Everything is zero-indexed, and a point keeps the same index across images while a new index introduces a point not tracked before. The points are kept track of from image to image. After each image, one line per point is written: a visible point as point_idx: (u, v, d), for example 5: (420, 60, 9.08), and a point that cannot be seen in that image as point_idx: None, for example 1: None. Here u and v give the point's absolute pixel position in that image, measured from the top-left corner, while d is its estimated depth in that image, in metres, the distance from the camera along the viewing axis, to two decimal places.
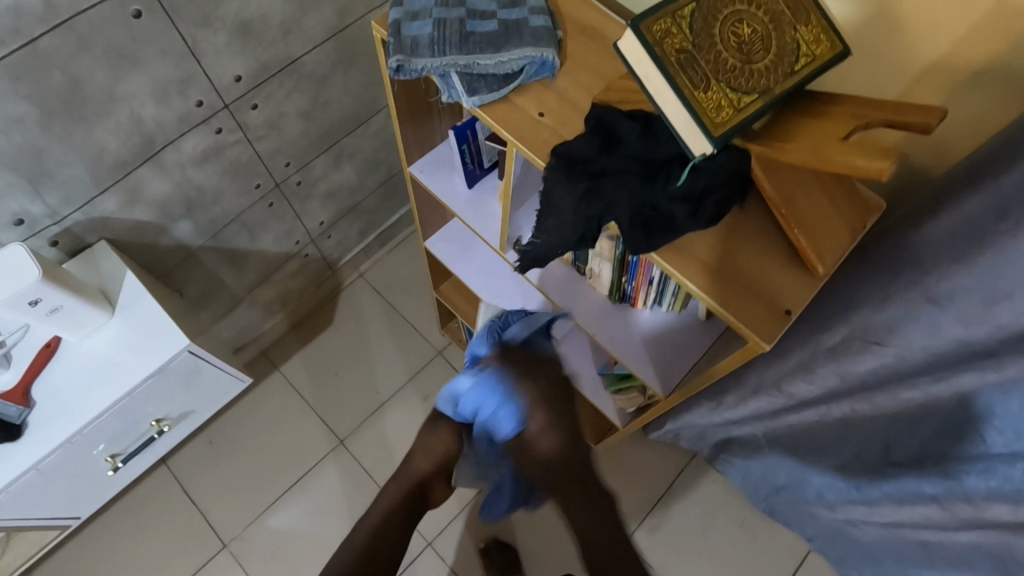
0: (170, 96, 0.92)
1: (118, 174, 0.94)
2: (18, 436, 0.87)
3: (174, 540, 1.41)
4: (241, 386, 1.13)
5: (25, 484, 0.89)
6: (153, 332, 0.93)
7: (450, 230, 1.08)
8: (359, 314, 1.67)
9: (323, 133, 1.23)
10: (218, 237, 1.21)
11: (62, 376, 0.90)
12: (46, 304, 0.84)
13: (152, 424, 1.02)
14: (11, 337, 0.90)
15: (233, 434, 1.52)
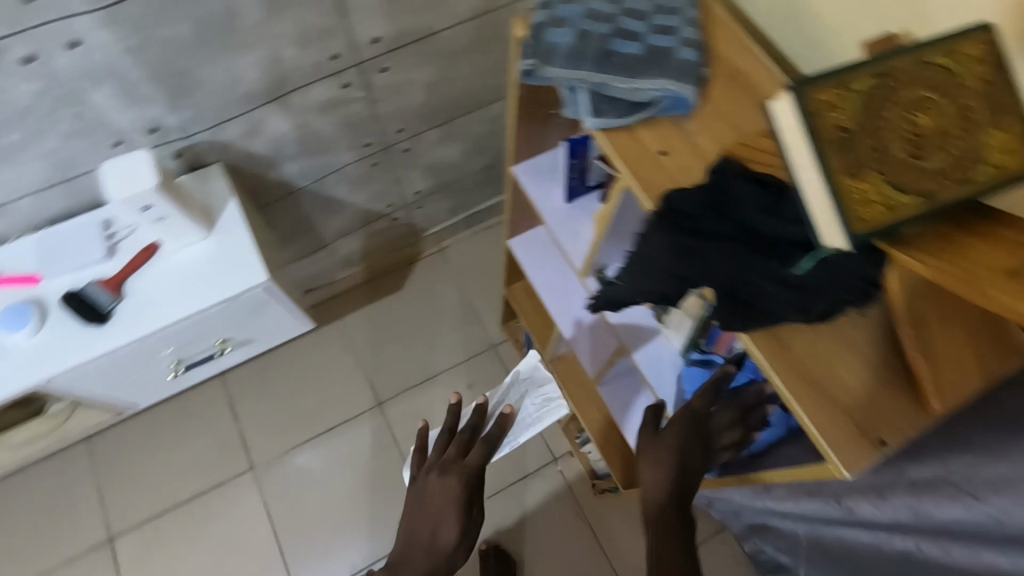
0: (310, 44, 0.96)
1: (246, 106, 0.99)
2: (105, 321, 0.94)
3: (211, 449, 1.51)
4: (300, 328, 1.18)
5: (97, 368, 0.96)
6: (240, 261, 0.98)
7: (533, 237, 1.06)
8: (429, 286, 1.70)
9: (441, 107, 1.25)
10: (320, 183, 1.26)
11: (154, 277, 0.97)
12: (154, 211, 0.90)
13: (216, 343, 1.08)
14: (121, 232, 0.97)
15: (287, 367, 1.60)
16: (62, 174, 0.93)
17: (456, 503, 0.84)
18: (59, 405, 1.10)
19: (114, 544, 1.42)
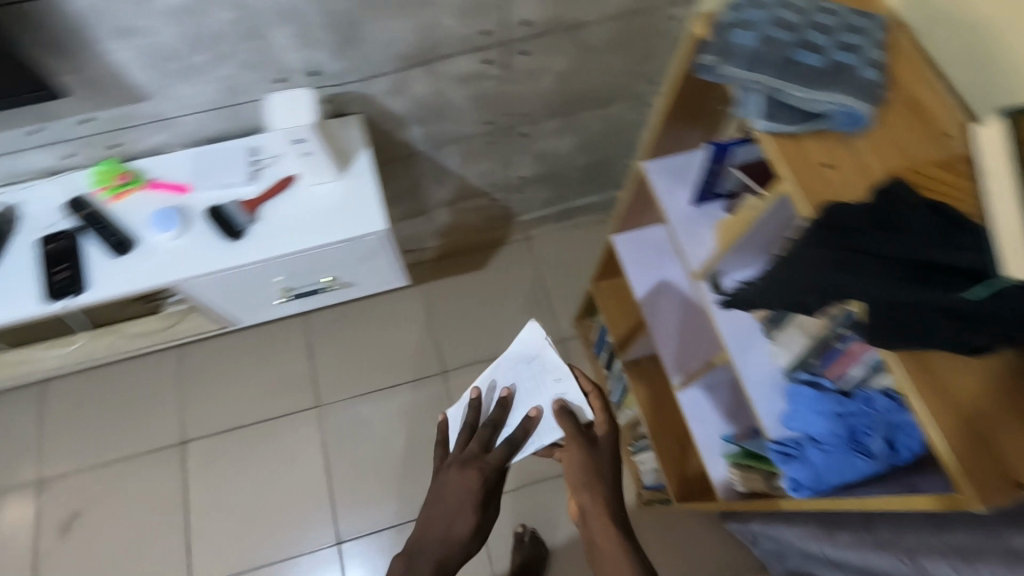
0: (468, 17, 1.01)
1: (396, 66, 1.06)
2: (238, 238, 1.01)
3: (283, 380, 1.60)
4: (396, 282, 1.24)
5: (222, 278, 1.03)
6: (365, 207, 1.05)
7: (644, 235, 1.10)
8: (510, 270, 1.75)
9: (566, 99, 1.29)
10: (436, 151, 1.32)
11: (287, 206, 1.04)
12: (303, 146, 0.97)
13: (324, 280, 1.15)
14: (266, 160, 1.05)
15: (365, 319, 1.67)
16: (226, 99, 1.01)
17: (475, 496, 0.89)
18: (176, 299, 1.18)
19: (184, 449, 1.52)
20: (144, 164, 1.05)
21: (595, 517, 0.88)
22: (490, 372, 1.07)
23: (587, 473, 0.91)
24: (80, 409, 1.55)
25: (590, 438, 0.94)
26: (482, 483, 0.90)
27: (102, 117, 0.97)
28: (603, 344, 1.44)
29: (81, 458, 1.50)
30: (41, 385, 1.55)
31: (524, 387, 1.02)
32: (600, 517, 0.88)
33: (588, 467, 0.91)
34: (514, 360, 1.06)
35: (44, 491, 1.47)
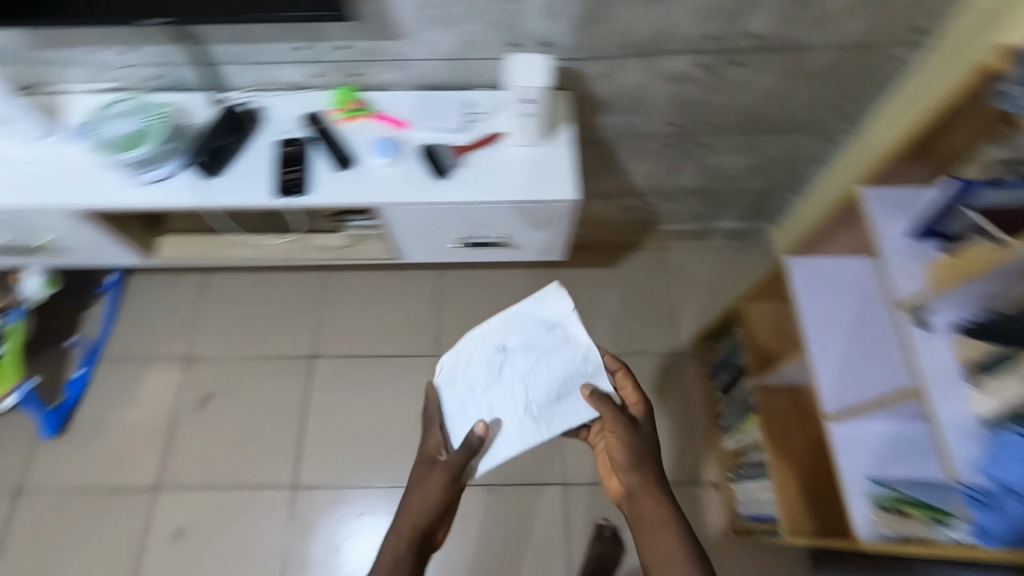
0: (702, 19, 1.05)
1: (618, 52, 1.11)
2: (444, 177, 1.09)
3: (408, 322, 1.69)
4: (555, 256, 1.29)
5: (418, 212, 1.11)
6: (561, 174, 1.10)
7: (821, 262, 1.09)
8: (639, 274, 1.77)
9: (756, 118, 1.31)
10: (617, 142, 1.37)
11: (491, 159, 1.11)
12: (527, 106, 1.03)
13: (499, 236, 1.21)
14: (481, 114, 1.14)
15: (492, 285, 1.74)
16: (462, 52, 1.10)
17: (423, 462, 1.02)
18: (364, 221, 1.29)
19: (313, 362, 1.64)
20: (375, 96, 1.16)
21: (645, 495, 0.94)
22: (503, 338, 1.11)
23: (634, 454, 0.96)
24: (234, 304, 1.70)
25: (630, 418, 0.99)
26: (420, 451, 1.04)
27: (357, 47, 1.08)
28: (728, 365, 1.45)
29: (225, 346, 1.66)
30: (208, 276, 1.73)
31: (545, 360, 1.08)
32: (647, 495, 0.94)
33: (634, 448, 0.97)
34: (538, 323, 1.12)
35: (190, 367, 1.63)
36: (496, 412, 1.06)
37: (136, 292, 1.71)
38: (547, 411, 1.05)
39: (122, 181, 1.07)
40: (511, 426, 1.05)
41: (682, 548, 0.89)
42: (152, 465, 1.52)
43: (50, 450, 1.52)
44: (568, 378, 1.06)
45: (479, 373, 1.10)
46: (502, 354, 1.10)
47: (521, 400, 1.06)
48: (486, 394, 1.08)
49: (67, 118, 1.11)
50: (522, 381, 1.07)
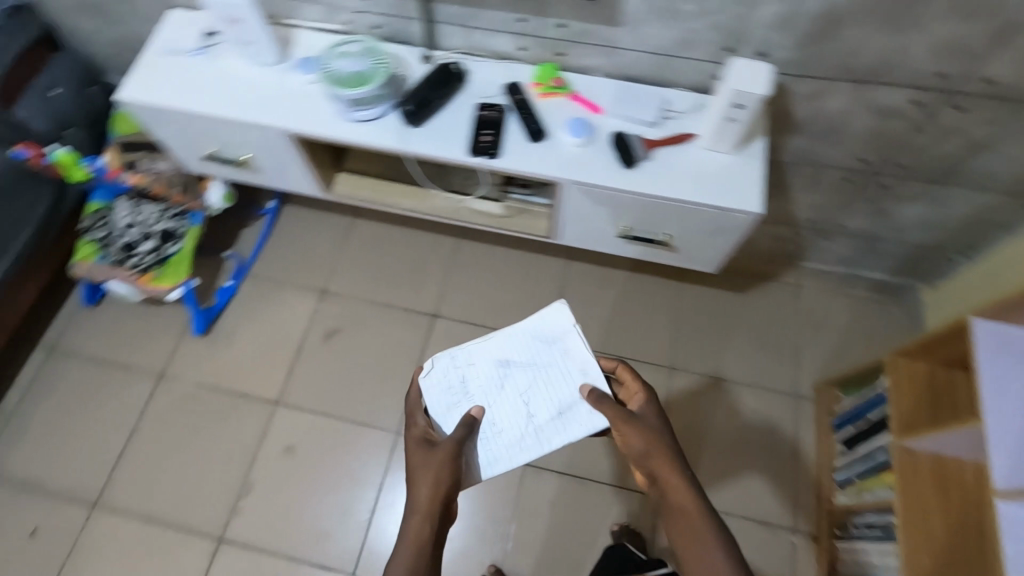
0: (937, 54, 1.01)
1: (833, 74, 1.09)
2: (630, 166, 1.10)
3: (529, 303, 1.72)
4: (709, 267, 1.27)
5: (596, 195, 1.13)
6: (749, 185, 1.08)
7: (1013, 330, 1.01)
8: (769, 306, 1.71)
9: (953, 168, 1.24)
10: (790, 166, 1.34)
11: (680, 158, 1.11)
12: (736, 112, 1.01)
13: (663, 235, 1.20)
14: (676, 114, 1.15)
15: (616, 285, 1.74)
16: (672, 49, 1.11)
17: (420, 446, 0.99)
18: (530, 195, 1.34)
19: (433, 321, 1.70)
20: (575, 78, 1.19)
21: (667, 483, 0.93)
22: (506, 348, 1.13)
23: (647, 444, 0.96)
24: (370, 252, 1.80)
25: (629, 411, 0.99)
26: (409, 439, 1.01)
27: (573, 27, 1.12)
28: (857, 419, 1.38)
29: (356, 287, 1.75)
30: (351, 220, 1.84)
31: (544, 375, 1.10)
32: (668, 487, 0.93)
33: (647, 439, 0.96)
34: (540, 336, 1.13)
35: (322, 300, 1.73)
36: (495, 425, 1.07)
37: (287, 222, 1.84)
38: (549, 423, 1.06)
39: (334, 114, 1.16)
40: (515, 439, 1.05)
41: (712, 538, 0.88)
42: (275, 382, 1.63)
43: (192, 346, 1.66)
44: (570, 394, 1.08)
45: (477, 385, 1.10)
46: (504, 365, 1.12)
47: (522, 415, 1.07)
48: (486, 400, 1.09)
49: (295, 50, 1.22)
50: (521, 395, 1.09)
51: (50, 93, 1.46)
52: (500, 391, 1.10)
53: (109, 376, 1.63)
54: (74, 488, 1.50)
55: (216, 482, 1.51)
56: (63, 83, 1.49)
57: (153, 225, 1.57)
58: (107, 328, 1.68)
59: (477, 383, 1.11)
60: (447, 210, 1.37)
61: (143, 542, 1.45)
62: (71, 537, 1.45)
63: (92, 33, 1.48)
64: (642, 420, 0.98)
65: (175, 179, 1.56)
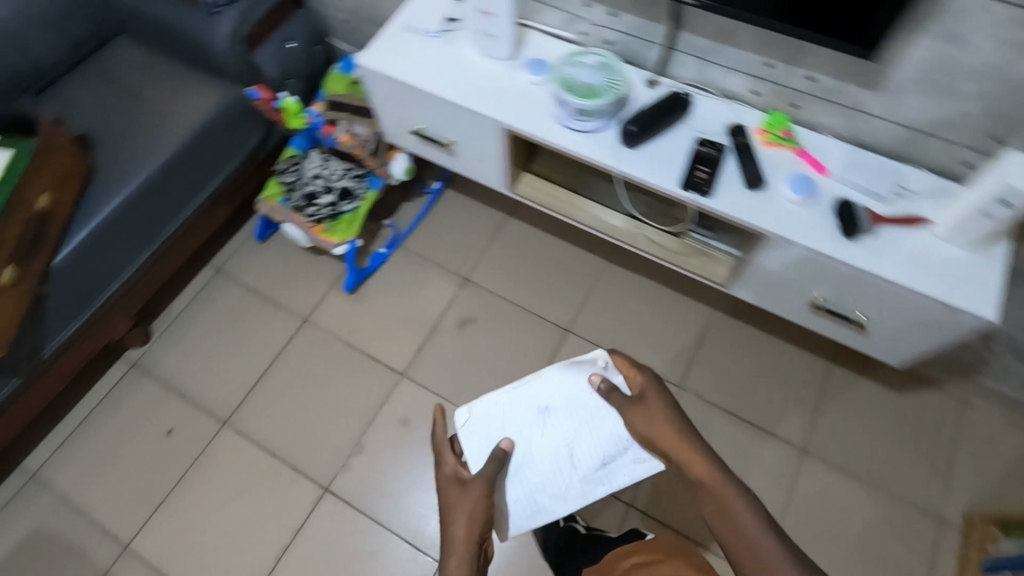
0: None
1: None
2: (849, 237, 1.04)
3: (665, 343, 1.67)
4: (895, 361, 1.17)
5: (800, 258, 1.07)
6: (983, 288, 0.99)
7: None
8: (927, 413, 1.56)
9: None
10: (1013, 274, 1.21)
11: (907, 240, 1.03)
12: (998, 207, 0.93)
13: (859, 314, 1.12)
14: (910, 194, 1.07)
15: (760, 348, 1.66)
16: (930, 126, 1.04)
17: (452, 483, 1.05)
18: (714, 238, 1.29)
19: (564, 336, 1.69)
20: (805, 133, 1.14)
21: (683, 455, 0.98)
22: (543, 396, 1.14)
23: (653, 423, 1.03)
24: (515, 252, 1.82)
25: (637, 396, 1.06)
26: (441, 478, 1.06)
27: (822, 83, 1.07)
28: None
29: (498, 283, 1.78)
30: (505, 218, 1.87)
31: (586, 424, 1.11)
32: (681, 458, 0.98)
33: (656, 421, 1.03)
34: (581, 386, 1.13)
35: (462, 288, 1.77)
36: (534, 470, 1.10)
37: (445, 205, 1.90)
38: (586, 476, 1.09)
39: (552, 118, 1.18)
40: (555, 487, 1.09)
41: (737, 498, 0.91)
42: (404, 354, 1.68)
43: (337, 300, 1.75)
44: (606, 452, 1.09)
45: (514, 429, 1.12)
46: (539, 414, 1.13)
47: (564, 465, 1.10)
48: (521, 443, 1.11)
49: (527, 49, 1.25)
50: (563, 444, 1.11)
51: (287, 45, 1.59)
52: (534, 439, 1.11)
53: (262, 309, 1.75)
54: (212, 403, 1.62)
55: (334, 433, 1.58)
56: (299, 38, 1.61)
57: (336, 181, 1.67)
58: (269, 264, 1.81)
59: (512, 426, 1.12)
60: (622, 233, 1.35)
61: (258, 470, 1.54)
62: (199, 446, 1.56)
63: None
64: (648, 399, 1.05)
65: (369, 143, 1.63)
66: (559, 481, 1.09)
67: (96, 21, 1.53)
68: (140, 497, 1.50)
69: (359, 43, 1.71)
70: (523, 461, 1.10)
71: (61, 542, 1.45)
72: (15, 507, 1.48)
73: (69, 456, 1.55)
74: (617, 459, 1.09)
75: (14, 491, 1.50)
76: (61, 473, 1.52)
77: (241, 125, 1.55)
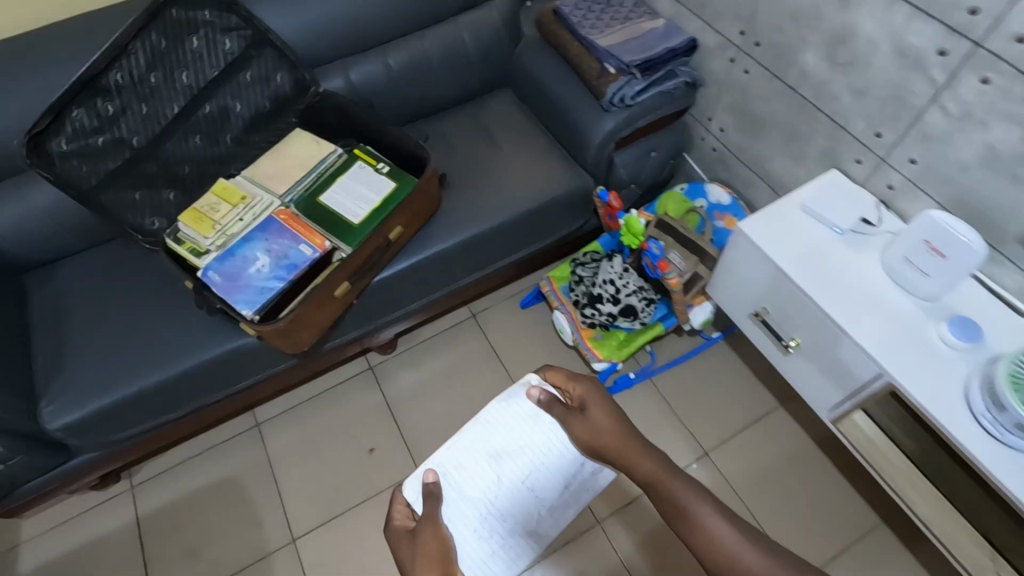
0: None
1: None
2: None
3: None
4: None
5: None
6: None
7: None
8: None
9: None
10: None
11: None
12: None
13: None
14: None
15: None
16: None
17: (403, 536, 0.89)
18: None
19: None
20: None
21: (626, 454, 0.85)
22: (480, 431, 0.93)
23: (599, 435, 0.87)
24: (771, 451, 1.57)
25: (579, 407, 0.92)
26: (391, 538, 0.90)
27: None
28: None
29: (742, 476, 1.54)
30: (774, 405, 1.63)
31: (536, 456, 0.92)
32: (631, 463, 0.84)
33: (598, 425, 0.88)
34: (523, 411, 0.93)
35: (698, 460, 1.56)
36: (494, 515, 0.91)
37: (711, 359, 1.71)
38: (547, 500, 0.93)
39: (963, 401, 0.94)
40: (526, 525, 0.93)
41: (672, 477, 0.81)
42: (611, 501, 1.44)
43: None
44: (562, 478, 0.92)
45: (464, 477, 0.91)
46: (478, 451, 0.92)
47: (528, 501, 0.92)
48: (473, 495, 0.91)
49: (959, 305, 1.03)
50: (523, 485, 0.91)
51: (651, 154, 1.52)
52: (484, 486, 0.91)
53: (496, 374, 1.72)
54: (416, 441, 1.63)
55: None
56: (662, 150, 1.53)
57: (625, 295, 1.54)
58: (521, 334, 1.78)
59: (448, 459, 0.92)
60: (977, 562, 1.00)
61: None
62: (389, 479, 1.58)
63: (719, 127, 1.48)
64: (588, 404, 0.91)
65: (684, 276, 1.45)
66: (522, 518, 0.92)
67: (492, 71, 1.61)
68: (325, 498, 1.56)
69: (714, 172, 1.59)
70: (480, 508, 0.91)
71: (252, 499, 1.56)
72: (234, 446, 1.63)
73: (291, 423, 1.66)
74: (579, 478, 0.93)
75: (239, 431, 1.65)
76: (278, 436, 1.64)
77: (572, 212, 1.53)
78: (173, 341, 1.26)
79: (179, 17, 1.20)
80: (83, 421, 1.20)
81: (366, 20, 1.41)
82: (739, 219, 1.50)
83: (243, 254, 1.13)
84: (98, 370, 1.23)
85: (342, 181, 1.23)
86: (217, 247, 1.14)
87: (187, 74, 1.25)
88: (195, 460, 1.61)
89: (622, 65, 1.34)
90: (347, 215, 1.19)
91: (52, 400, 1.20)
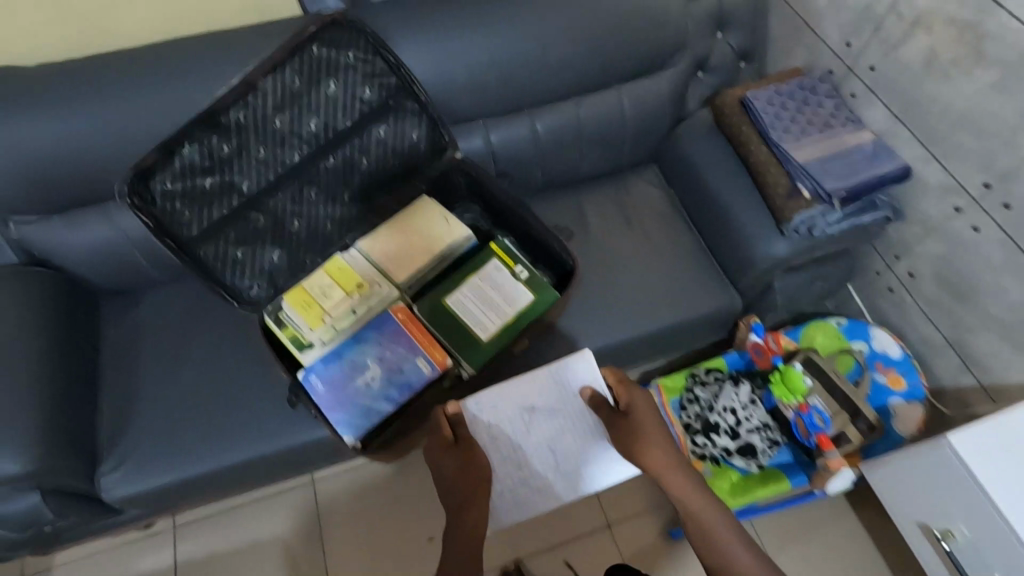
0: None
1: None
2: None
3: None
4: None
5: None
6: None
7: None
8: None
9: None
10: None
11: None
12: None
13: None
14: None
15: None
16: None
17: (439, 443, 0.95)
18: None
19: None
20: None
21: (671, 472, 0.93)
22: (526, 381, 1.02)
23: (641, 443, 0.95)
24: None
25: (624, 414, 0.98)
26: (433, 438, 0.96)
27: None
28: None
29: None
30: None
31: (565, 428, 1.02)
32: (677, 487, 0.93)
33: (643, 437, 0.95)
34: (565, 381, 1.03)
35: None
36: (512, 457, 1.00)
37: (823, 508, 1.50)
38: (563, 464, 1.01)
39: None
40: (538, 482, 1.01)
41: (723, 520, 0.90)
42: None
43: (650, 530, 1.48)
44: (580, 452, 1.02)
45: (498, 420, 1.00)
46: (523, 400, 1.01)
47: (545, 459, 1.01)
48: (502, 434, 1.00)
49: None
50: (546, 442, 1.01)
51: (817, 282, 1.29)
52: (517, 429, 1.00)
53: None
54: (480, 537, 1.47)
55: None
56: (829, 280, 1.30)
57: (746, 430, 1.35)
58: None
59: (491, 401, 1.00)
60: None
61: None
62: None
63: (906, 270, 1.25)
64: (636, 416, 0.97)
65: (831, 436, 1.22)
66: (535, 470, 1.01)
67: (643, 147, 1.40)
68: None
69: (880, 311, 1.36)
70: (505, 454, 1.00)
71: (297, 568, 1.44)
72: (286, 499, 1.50)
73: (348, 485, 1.52)
74: (596, 455, 1.02)
75: (292, 484, 1.52)
76: (332, 501, 1.50)
77: (709, 330, 1.32)
78: (253, 420, 1.12)
79: (320, 56, 1.02)
80: (145, 495, 1.08)
81: (523, 81, 1.21)
82: (908, 381, 1.27)
83: (352, 358, 0.97)
84: (167, 439, 1.10)
85: (473, 281, 1.05)
86: (322, 342, 0.99)
87: (316, 120, 1.07)
88: (243, 508, 1.49)
89: (820, 191, 1.11)
90: (476, 330, 1.01)
91: (115, 466, 1.08)
